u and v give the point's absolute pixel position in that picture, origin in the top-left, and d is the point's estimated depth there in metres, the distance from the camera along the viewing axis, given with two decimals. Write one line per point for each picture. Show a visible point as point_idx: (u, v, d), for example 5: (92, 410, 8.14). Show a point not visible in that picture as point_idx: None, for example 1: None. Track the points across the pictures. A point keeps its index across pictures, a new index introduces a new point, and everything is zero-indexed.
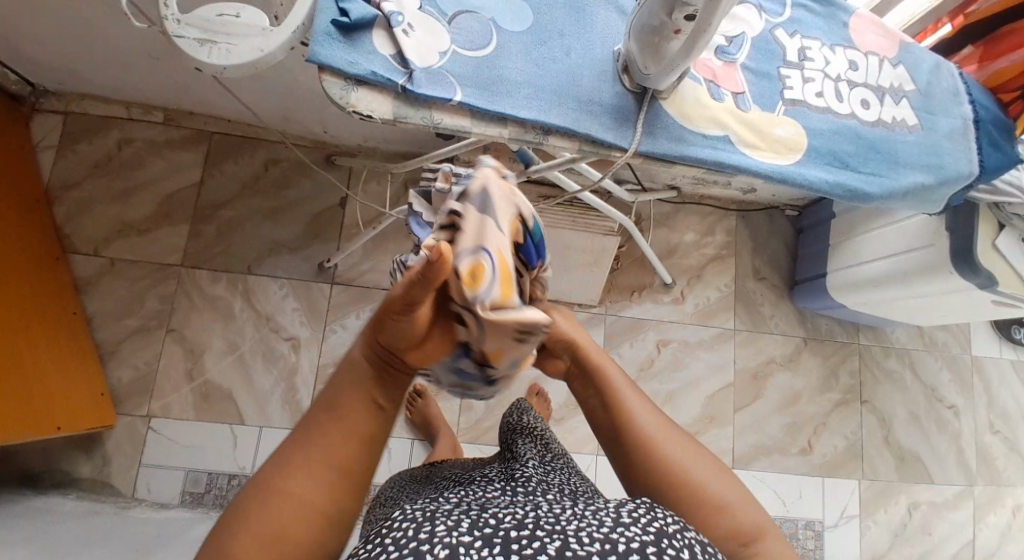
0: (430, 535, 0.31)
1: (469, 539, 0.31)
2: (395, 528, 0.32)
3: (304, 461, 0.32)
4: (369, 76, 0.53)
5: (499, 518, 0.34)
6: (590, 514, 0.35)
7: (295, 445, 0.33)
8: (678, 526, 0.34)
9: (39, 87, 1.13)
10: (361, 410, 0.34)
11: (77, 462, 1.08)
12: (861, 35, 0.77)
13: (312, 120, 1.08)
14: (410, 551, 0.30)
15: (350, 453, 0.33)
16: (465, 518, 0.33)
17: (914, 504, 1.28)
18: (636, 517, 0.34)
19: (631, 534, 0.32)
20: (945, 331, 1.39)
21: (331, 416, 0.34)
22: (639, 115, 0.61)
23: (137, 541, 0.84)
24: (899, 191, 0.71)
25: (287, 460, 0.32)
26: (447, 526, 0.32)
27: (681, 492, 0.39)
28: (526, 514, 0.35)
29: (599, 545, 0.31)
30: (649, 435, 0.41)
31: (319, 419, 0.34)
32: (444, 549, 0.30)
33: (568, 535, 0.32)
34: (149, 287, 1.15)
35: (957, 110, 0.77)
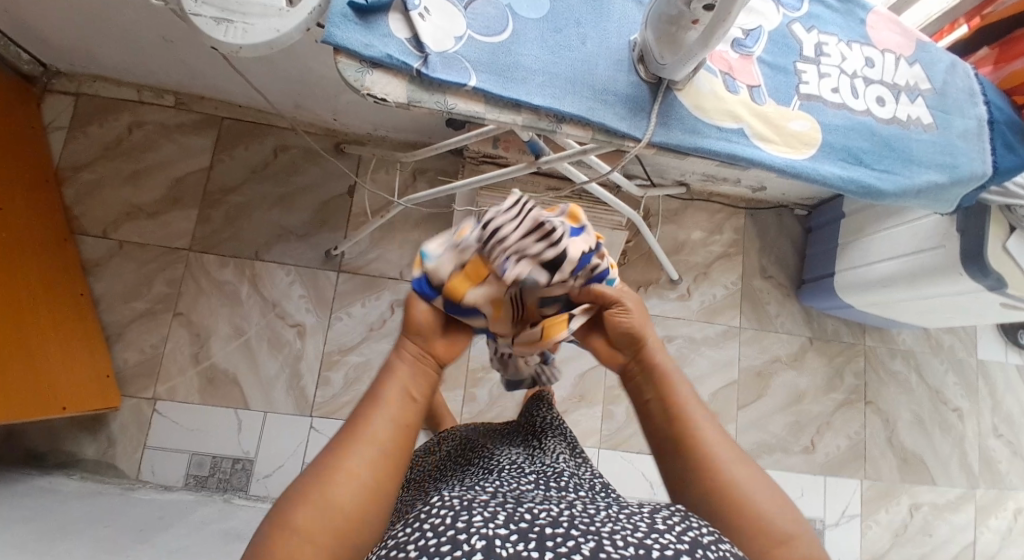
0: (467, 525, 0.32)
1: (505, 533, 0.31)
2: (434, 514, 0.33)
3: (359, 444, 0.35)
4: (384, 59, 0.53)
5: (535, 513, 0.34)
6: (623, 517, 0.35)
7: (347, 433, 0.36)
8: (711, 538, 0.34)
9: (51, 68, 1.13)
10: (405, 405, 0.38)
11: (82, 442, 1.09)
12: (878, 32, 0.77)
13: (322, 107, 1.08)
14: (448, 540, 0.31)
15: (397, 442, 0.36)
16: (501, 511, 0.34)
17: (915, 506, 1.28)
18: (671, 524, 0.34)
19: (665, 541, 0.32)
20: (951, 334, 1.39)
21: (378, 408, 0.37)
22: (654, 106, 0.61)
23: (141, 521, 0.85)
24: (912, 189, 0.71)
25: (341, 444, 0.35)
26: (485, 517, 0.33)
27: (739, 512, 0.37)
28: (560, 512, 0.35)
29: (633, 548, 0.31)
30: (714, 449, 0.39)
31: (368, 410, 0.37)
32: (480, 541, 0.31)
33: (602, 536, 0.32)
34: (157, 271, 1.15)
35: (972, 110, 0.77)
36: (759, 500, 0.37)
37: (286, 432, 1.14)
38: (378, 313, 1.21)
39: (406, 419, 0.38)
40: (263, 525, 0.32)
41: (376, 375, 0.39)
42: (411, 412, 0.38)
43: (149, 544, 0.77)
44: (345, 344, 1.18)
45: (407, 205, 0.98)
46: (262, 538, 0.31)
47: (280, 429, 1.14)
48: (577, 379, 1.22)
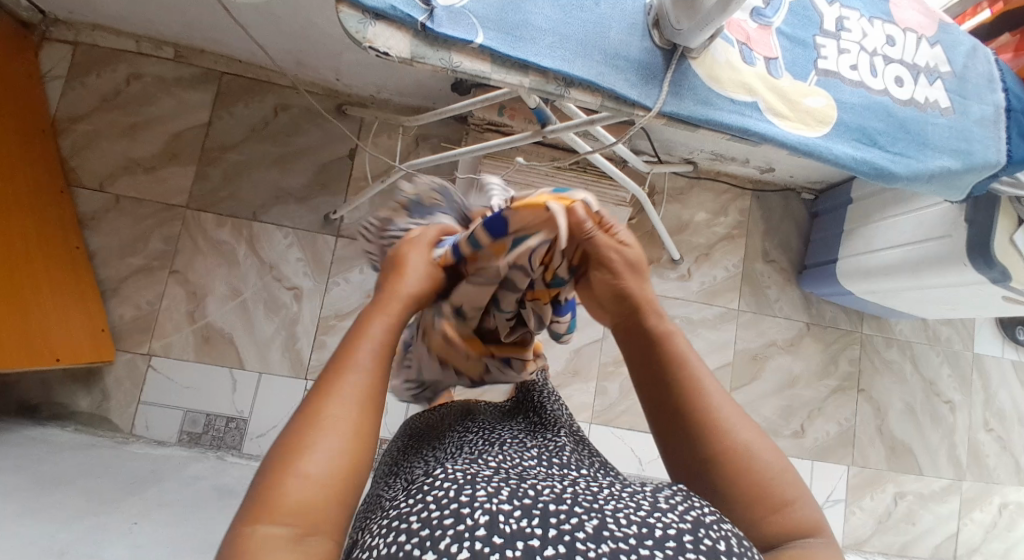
0: (471, 499, 0.32)
1: (509, 508, 0.31)
2: (437, 487, 0.33)
3: (349, 387, 0.35)
4: (388, 10, 0.50)
5: (538, 490, 0.34)
6: (626, 496, 0.35)
7: (333, 376, 0.35)
8: (713, 518, 0.33)
9: (50, 15, 1.09)
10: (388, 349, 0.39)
11: (77, 395, 1.09)
12: (901, 10, 0.74)
13: (325, 65, 1.05)
14: (452, 514, 0.31)
15: (382, 383, 0.37)
16: (505, 486, 0.34)
17: (900, 494, 1.29)
18: (673, 505, 0.34)
19: (668, 520, 0.32)
20: (950, 327, 1.39)
21: (365, 351, 0.37)
22: (666, 74, 0.59)
23: (134, 474, 0.86)
24: (925, 174, 0.69)
25: (328, 387, 0.35)
26: (488, 492, 0.33)
27: (745, 479, 0.37)
28: (564, 489, 0.35)
29: (636, 527, 0.31)
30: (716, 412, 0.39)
31: (352, 352, 0.37)
32: (484, 516, 0.30)
33: (605, 514, 0.32)
34: (153, 227, 1.14)
35: (992, 95, 0.74)
36: (763, 464, 0.37)
37: (280, 395, 1.14)
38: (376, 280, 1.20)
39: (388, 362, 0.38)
40: (258, 481, 0.31)
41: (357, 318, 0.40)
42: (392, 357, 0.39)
43: (141, 496, 0.78)
44: (341, 309, 1.18)
45: (409, 171, 0.96)
46: (260, 488, 0.31)
47: (274, 390, 1.14)
48: (573, 354, 1.22)
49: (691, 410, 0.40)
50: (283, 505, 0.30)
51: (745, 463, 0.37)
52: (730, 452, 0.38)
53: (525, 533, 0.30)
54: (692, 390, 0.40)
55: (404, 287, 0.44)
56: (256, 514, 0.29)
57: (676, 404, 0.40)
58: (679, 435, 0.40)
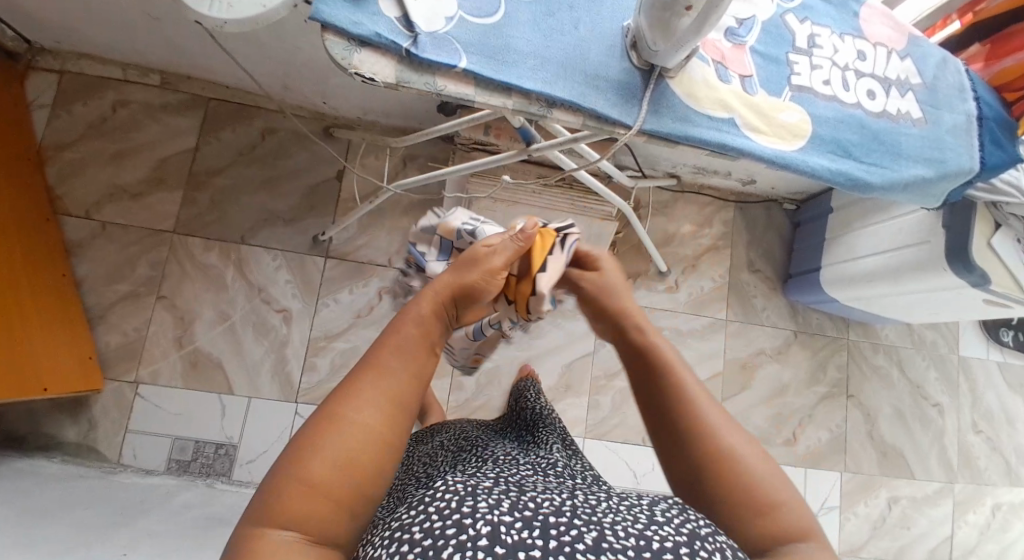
0: (473, 511, 0.32)
1: (510, 520, 0.32)
2: (439, 498, 0.33)
3: (369, 395, 0.35)
4: (373, 37, 0.52)
5: (537, 503, 0.34)
6: (623, 509, 0.36)
7: (356, 378, 0.36)
8: (710, 530, 0.34)
9: (36, 45, 1.10)
10: (424, 357, 0.39)
11: (63, 425, 1.07)
12: (870, 25, 0.77)
13: (311, 89, 1.06)
14: (454, 523, 0.31)
15: (406, 392, 0.36)
16: (505, 499, 0.34)
17: (894, 499, 1.30)
18: (670, 517, 0.35)
19: (665, 532, 0.33)
20: (934, 330, 1.41)
21: (401, 357, 0.38)
22: (646, 93, 0.60)
23: (124, 505, 0.84)
24: (899, 184, 0.71)
25: (347, 393, 0.35)
26: (489, 505, 0.33)
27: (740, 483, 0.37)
28: (563, 502, 0.35)
29: (633, 539, 0.32)
30: (703, 417, 0.40)
31: (382, 354, 0.37)
32: (486, 526, 0.31)
33: (604, 527, 0.33)
34: (140, 253, 1.14)
35: (961, 105, 0.77)
36: (751, 470, 0.38)
37: (271, 419, 1.13)
38: (366, 300, 1.20)
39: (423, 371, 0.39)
40: (268, 480, 0.32)
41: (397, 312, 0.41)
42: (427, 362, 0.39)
43: (131, 527, 0.76)
44: (332, 330, 1.18)
45: (396, 191, 0.96)
46: (268, 488, 0.31)
47: (265, 414, 1.13)
48: (565, 369, 1.22)
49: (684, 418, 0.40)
50: (285, 511, 0.30)
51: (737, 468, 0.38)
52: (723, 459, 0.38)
53: (527, 545, 0.30)
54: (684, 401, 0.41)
55: (446, 280, 0.44)
56: (261, 516, 0.30)
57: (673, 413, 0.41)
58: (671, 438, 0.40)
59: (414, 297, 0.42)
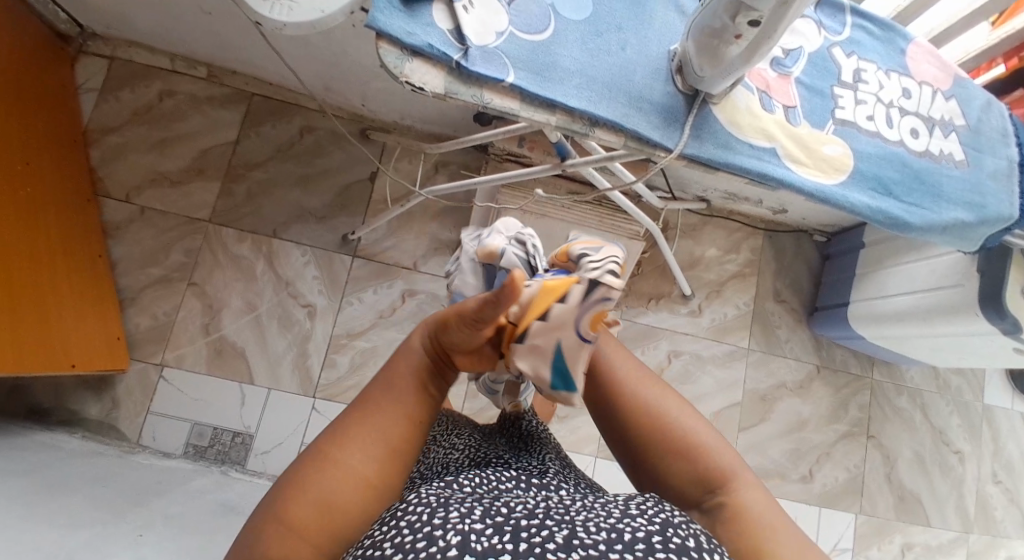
0: (444, 521, 0.32)
1: (482, 527, 0.32)
2: (411, 512, 0.33)
3: (356, 438, 0.38)
4: (425, 48, 0.53)
5: (510, 508, 0.35)
6: (598, 506, 0.36)
7: (344, 425, 0.39)
8: (681, 518, 0.36)
9: (88, 30, 1.14)
10: (409, 399, 0.42)
11: (88, 401, 1.10)
12: (917, 63, 0.76)
13: (352, 91, 1.09)
14: (424, 536, 0.31)
15: (398, 432, 0.40)
16: (477, 506, 0.34)
17: (908, 545, 1.26)
18: (643, 509, 0.36)
19: (636, 524, 0.34)
20: (960, 376, 1.37)
21: (384, 401, 0.41)
22: (688, 117, 0.61)
23: (140, 485, 0.86)
24: (939, 225, 0.70)
25: (334, 437, 0.38)
26: (461, 513, 0.33)
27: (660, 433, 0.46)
28: (536, 505, 0.36)
29: (606, 533, 0.33)
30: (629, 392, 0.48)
31: (369, 401, 0.41)
32: (456, 536, 0.31)
33: (576, 524, 0.33)
34: (175, 240, 1.17)
35: (1006, 150, 0.76)
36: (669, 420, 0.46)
37: (288, 412, 1.14)
38: (389, 300, 1.21)
39: (410, 412, 0.41)
40: (255, 520, 0.34)
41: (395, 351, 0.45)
42: (411, 405, 0.42)
43: (145, 507, 0.78)
44: (353, 329, 1.19)
45: (428, 196, 0.97)
46: (254, 531, 0.34)
47: (282, 407, 1.14)
48: None
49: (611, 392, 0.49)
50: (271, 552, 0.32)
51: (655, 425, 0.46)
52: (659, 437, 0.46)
53: (498, 549, 0.30)
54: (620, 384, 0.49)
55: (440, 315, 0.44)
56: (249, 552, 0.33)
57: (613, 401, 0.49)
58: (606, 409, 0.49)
59: (408, 337, 0.46)
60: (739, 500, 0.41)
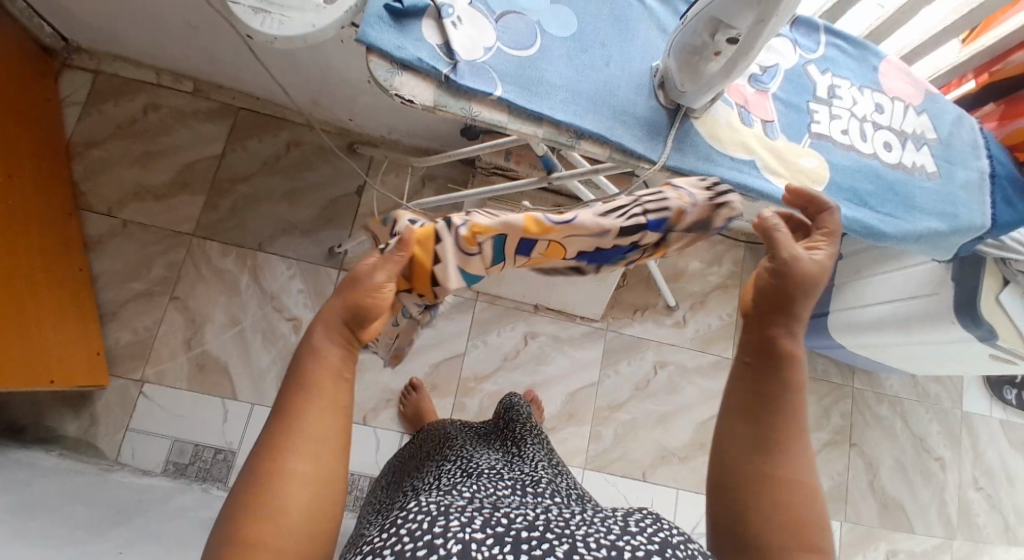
0: (444, 530, 0.32)
1: (482, 536, 0.32)
2: (411, 519, 0.34)
3: (297, 443, 0.35)
4: (415, 62, 0.54)
5: (511, 518, 0.35)
6: (597, 521, 0.36)
7: (274, 433, 0.35)
8: (680, 538, 0.35)
9: (73, 43, 1.14)
10: (335, 387, 0.38)
11: (64, 419, 1.07)
12: (888, 80, 0.79)
13: (340, 106, 1.09)
14: (425, 544, 0.31)
15: (331, 424, 0.36)
16: (478, 515, 0.34)
17: (893, 552, 1.27)
18: (642, 526, 0.36)
19: (636, 542, 0.34)
20: (938, 383, 1.41)
21: (308, 396, 0.37)
22: (671, 131, 0.63)
23: (119, 503, 0.84)
24: (914, 234, 0.72)
25: (271, 448, 0.34)
26: (461, 522, 0.33)
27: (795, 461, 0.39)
28: (536, 516, 0.36)
29: (605, 550, 0.32)
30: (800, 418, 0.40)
31: (294, 401, 0.36)
32: (457, 545, 0.31)
33: (576, 538, 0.33)
34: (158, 253, 1.15)
35: (974, 162, 0.79)
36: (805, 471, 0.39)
37: None
38: None
39: (340, 399, 0.38)
40: (210, 547, 0.32)
41: (292, 358, 0.39)
42: (341, 390, 0.39)
43: (126, 527, 0.75)
44: None
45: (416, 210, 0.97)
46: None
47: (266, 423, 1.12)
48: (568, 397, 1.22)
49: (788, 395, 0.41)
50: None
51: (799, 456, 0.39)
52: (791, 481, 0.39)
53: None
54: (794, 405, 0.41)
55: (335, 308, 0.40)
56: None
57: (777, 410, 0.40)
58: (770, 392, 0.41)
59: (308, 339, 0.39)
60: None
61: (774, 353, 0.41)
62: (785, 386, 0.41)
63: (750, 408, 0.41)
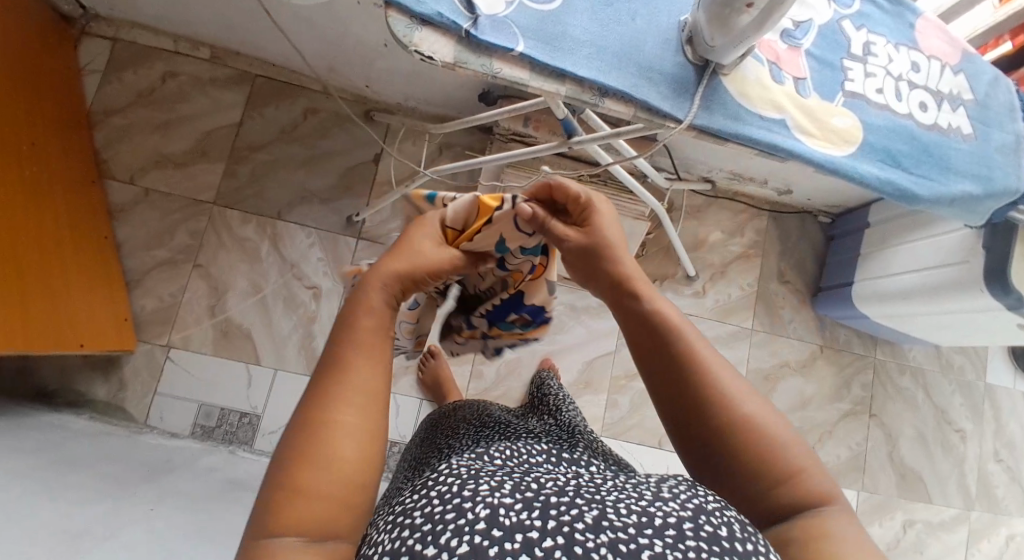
0: (473, 495, 0.32)
1: (511, 501, 0.31)
2: (441, 483, 0.34)
3: (342, 393, 0.36)
4: (435, 16, 0.53)
5: (540, 483, 0.34)
6: (630, 487, 0.35)
7: (322, 385, 0.36)
8: (717, 505, 0.33)
9: (90, 11, 1.13)
10: (378, 342, 0.39)
11: (95, 383, 1.10)
12: (926, 37, 0.76)
13: (356, 72, 1.08)
14: (453, 508, 0.31)
15: (377, 378, 0.38)
16: (507, 481, 0.34)
17: (910, 522, 1.27)
18: (676, 493, 0.33)
19: (668, 509, 0.32)
20: (962, 355, 1.38)
21: (358, 350, 0.38)
22: (698, 88, 0.60)
23: (151, 462, 0.87)
24: (947, 198, 0.70)
25: (319, 398, 0.35)
26: (490, 487, 0.33)
27: (739, 439, 0.38)
28: (567, 482, 0.35)
29: (635, 517, 0.31)
30: (720, 386, 0.40)
31: (343, 355, 0.38)
32: (485, 509, 0.30)
33: (606, 505, 0.32)
34: (179, 222, 1.17)
35: (1012, 124, 0.76)
36: (761, 426, 0.38)
37: (295, 393, 1.15)
38: None
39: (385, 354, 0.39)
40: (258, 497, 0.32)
41: (340, 315, 0.40)
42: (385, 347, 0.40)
43: (158, 484, 0.78)
44: None
45: (434, 176, 0.96)
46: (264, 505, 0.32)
47: (289, 388, 1.15)
48: (585, 366, 1.22)
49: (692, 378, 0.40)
50: (296, 520, 0.31)
51: (742, 424, 0.38)
52: (740, 423, 0.38)
53: (526, 525, 0.30)
54: (698, 375, 0.40)
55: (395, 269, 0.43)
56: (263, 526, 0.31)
57: (680, 377, 0.41)
58: (677, 396, 0.41)
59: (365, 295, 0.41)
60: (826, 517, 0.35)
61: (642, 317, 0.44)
62: (672, 347, 0.42)
63: (677, 424, 0.41)
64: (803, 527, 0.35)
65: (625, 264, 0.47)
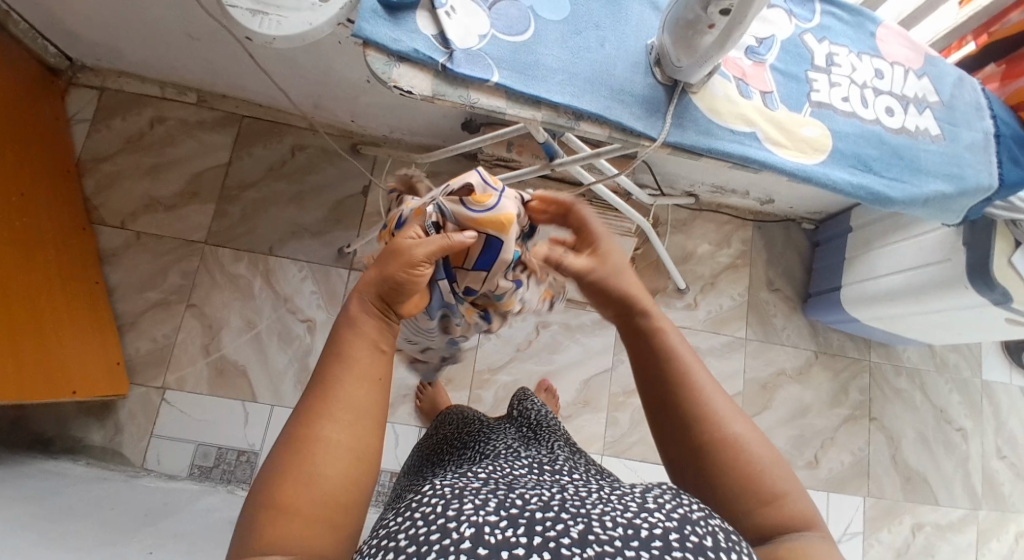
0: (457, 514, 0.32)
1: (495, 519, 0.32)
2: (425, 505, 0.33)
3: (336, 408, 0.36)
4: (412, 53, 0.55)
5: (524, 500, 0.34)
6: (614, 499, 0.35)
7: (312, 400, 0.37)
8: (700, 514, 0.33)
9: (78, 62, 1.16)
10: (373, 358, 0.40)
11: (90, 429, 1.09)
12: (888, 45, 0.79)
13: (341, 108, 1.11)
14: (438, 529, 0.31)
15: (368, 394, 0.38)
16: (492, 498, 0.34)
17: (918, 525, 1.26)
18: (660, 503, 0.34)
19: (653, 520, 0.32)
20: (956, 353, 1.39)
21: (344, 370, 0.38)
22: (669, 106, 0.63)
23: (147, 506, 0.86)
24: (920, 198, 0.72)
25: (309, 412, 0.36)
26: (475, 506, 0.33)
27: (728, 461, 0.40)
28: (552, 497, 0.35)
29: (621, 529, 0.31)
30: (710, 409, 0.42)
31: (332, 373, 0.38)
32: (470, 528, 0.31)
33: (591, 518, 0.32)
34: (172, 263, 1.17)
35: (979, 123, 0.78)
36: (750, 452, 0.40)
37: None
38: None
39: (377, 372, 0.40)
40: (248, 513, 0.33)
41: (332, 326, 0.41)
42: (379, 360, 0.41)
43: (154, 528, 0.77)
44: None
45: None
46: (252, 525, 0.32)
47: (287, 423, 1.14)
48: (583, 385, 1.22)
49: (683, 392, 0.43)
50: (281, 540, 0.32)
51: (728, 444, 0.40)
52: (721, 442, 0.40)
53: (512, 542, 0.30)
54: (690, 395, 0.43)
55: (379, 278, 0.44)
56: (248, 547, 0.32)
57: (670, 395, 0.43)
58: (671, 417, 0.43)
59: (352, 306, 0.42)
60: (806, 541, 0.37)
61: (640, 332, 0.47)
62: (669, 367, 0.44)
63: (666, 435, 0.43)
64: (787, 546, 0.36)
65: (629, 285, 0.49)
